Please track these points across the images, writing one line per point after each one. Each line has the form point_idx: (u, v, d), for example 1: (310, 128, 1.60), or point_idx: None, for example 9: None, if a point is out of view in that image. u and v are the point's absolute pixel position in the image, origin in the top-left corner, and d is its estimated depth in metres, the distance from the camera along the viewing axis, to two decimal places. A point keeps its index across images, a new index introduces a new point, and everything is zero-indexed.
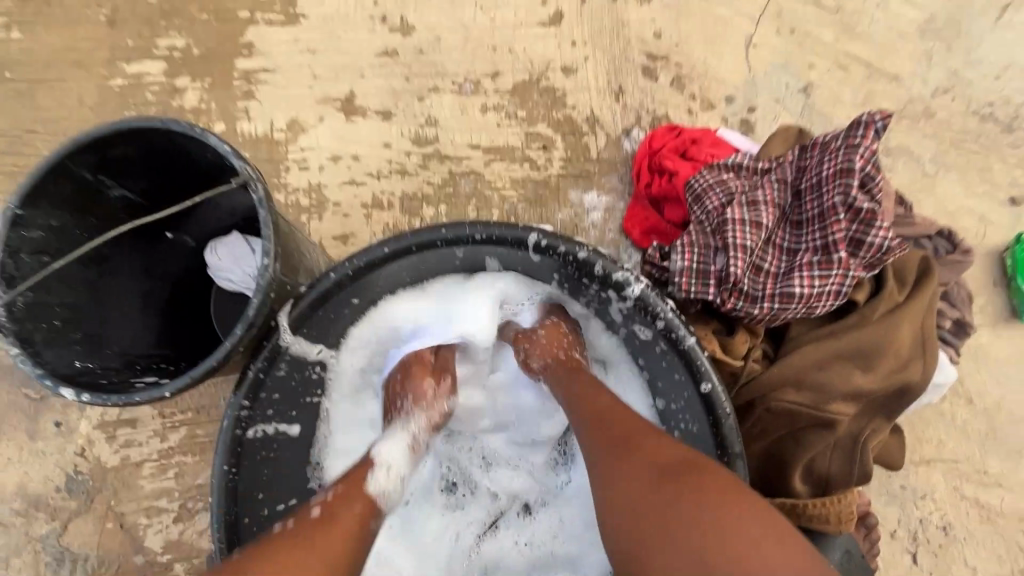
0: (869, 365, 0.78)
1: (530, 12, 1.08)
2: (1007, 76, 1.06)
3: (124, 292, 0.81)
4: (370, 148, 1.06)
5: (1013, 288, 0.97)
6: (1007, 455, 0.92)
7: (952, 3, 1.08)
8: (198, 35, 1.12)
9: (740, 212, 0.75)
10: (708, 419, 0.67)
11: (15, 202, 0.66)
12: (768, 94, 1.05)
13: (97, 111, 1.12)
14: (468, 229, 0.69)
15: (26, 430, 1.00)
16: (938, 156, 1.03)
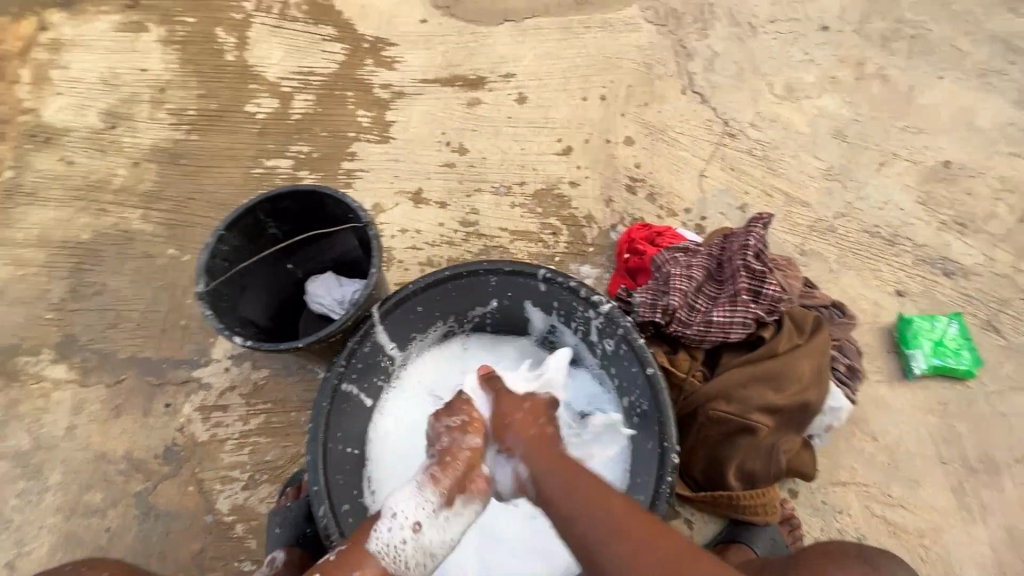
0: (779, 386, 1.08)
1: (549, 146, 1.56)
2: (887, 208, 1.48)
3: (253, 295, 1.18)
4: (429, 226, 1.49)
5: (900, 354, 1.29)
6: (906, 483, 1.17)
7: (843, 159, 1.55)
8: (320, 145, 1.58)
9: (681, 271, 1.14)
10: (653, 396, 0.96)
11: (221, 227, 1.08)
12: (714, 209, 1.49)
13: (240, 189, 1.55)
14: (500, 264, 1.06)
15: (141, 408, 1.30)
16: (840, 258, 1.42)
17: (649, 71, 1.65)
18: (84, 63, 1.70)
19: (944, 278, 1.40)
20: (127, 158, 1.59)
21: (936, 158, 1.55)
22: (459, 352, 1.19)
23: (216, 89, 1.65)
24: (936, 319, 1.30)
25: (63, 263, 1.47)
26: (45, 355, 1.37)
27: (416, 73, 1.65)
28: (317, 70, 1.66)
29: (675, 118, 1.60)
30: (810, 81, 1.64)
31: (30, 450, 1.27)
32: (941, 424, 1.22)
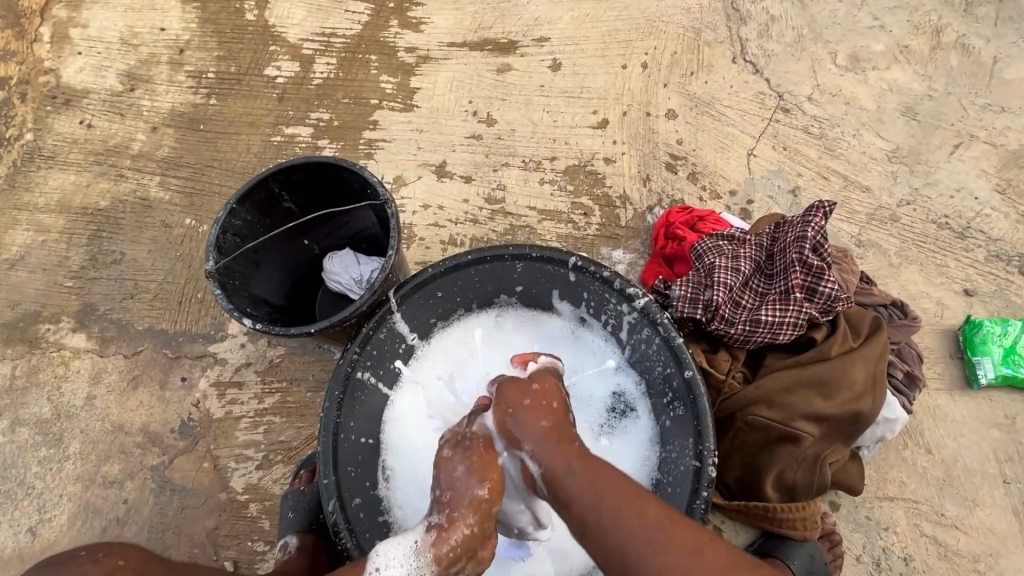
0: (829, 393, 0.99)
1: (584, 118, 1.45)
2: (959, 197, 1.33)
3: (267, 272, 1.13)
4: (453, 202, 1.40)
5: (965, 360, 1.17)
6: (962, 502, 1.08)
7: (912, 140, 1.39)
8: (340, 113, 1.50)
9: (725, 263, 1.04)
10: (690, 401, 0.88)
11: (233, 200, 1.02)
12: (762, 192, 1.36)
13: (258, 157, 1.48)
14: (527, 249, 0.98)
15: (158, 381, 1.28)
16: (902, 251, 1.28)
17: (697, 37, 1.50)
18: (103, 21, 1.64)
19: (1020, 278, 1.26)
20: (145, 122, 1.54)
21: (1020, 141, 1.38)
22: (487, 332, 1.09)
23: (235, 50, 1.58)
24: (1009, 324, 1.17)
25: (82, 229, 1.45)
26: (65, 323, 1.36)
27: (443, 36, 1.54)
28: (339, 30, 1.56)
29: (724, 90, 1.45)
30: (880, 50, 1.47)
31: (50, 418, 1.27)
32: (1006, 440, 1.11)
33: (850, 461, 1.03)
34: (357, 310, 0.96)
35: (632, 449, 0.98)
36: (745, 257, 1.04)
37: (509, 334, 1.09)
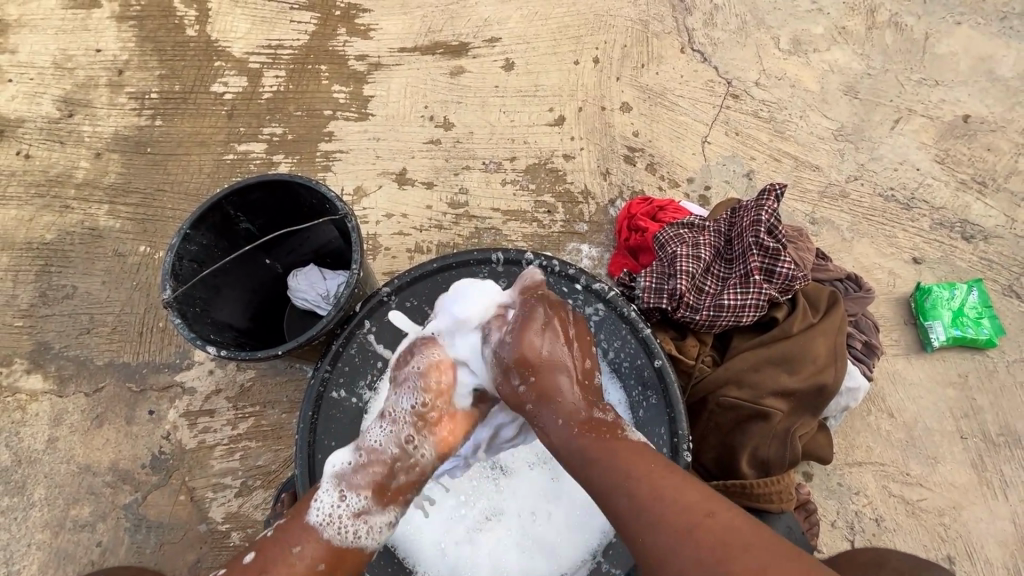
0: (794, 368, 1.02)
1: (541, 116, 1.46)
2: (902, 169, 1.39)
3: (230, 295, 1.10)
4: (416, 209, 1.39)
5: (918, 325, 1.23)
6: (925, 460, 1.14)
7: (856, 118, 1.45)
8: (294, 126, 1.46)
9: (687, 251, 1.07)
10: (660, 385, 0.93)
11: (187, 225, 1.00)
12: (719, 178, 1.40)
13: (212, 177, 1.44)
14: (492, 253, 1.00)
15: (124, 417, 1.24)
16: (854, 226, 1.34)
17: (645, 29, 1.52)
18: (33, 45, 1.56)
19: (963, 243, 1.32)
20: (87, 149, 1.48)
21: (954, 113, 1.45)
22: None
23: (179, 68, 1.53)
24: (956, 287, 1.23)
25: (29, 266, 1.38)
26: (19, 365, 1.30)
27: (393, 42, 1.52)
28: (286, 42, 1.53)
29: (675, 80, 1.48)
30: (819, 32, 1.52)
31: (11, 466, 1.22)
32: (961, 398, 1.18)
33: (819, 432, 1.07)
34: (323, 329, 0.94)
35: None
36: (705, 243, 1.08)
37: None
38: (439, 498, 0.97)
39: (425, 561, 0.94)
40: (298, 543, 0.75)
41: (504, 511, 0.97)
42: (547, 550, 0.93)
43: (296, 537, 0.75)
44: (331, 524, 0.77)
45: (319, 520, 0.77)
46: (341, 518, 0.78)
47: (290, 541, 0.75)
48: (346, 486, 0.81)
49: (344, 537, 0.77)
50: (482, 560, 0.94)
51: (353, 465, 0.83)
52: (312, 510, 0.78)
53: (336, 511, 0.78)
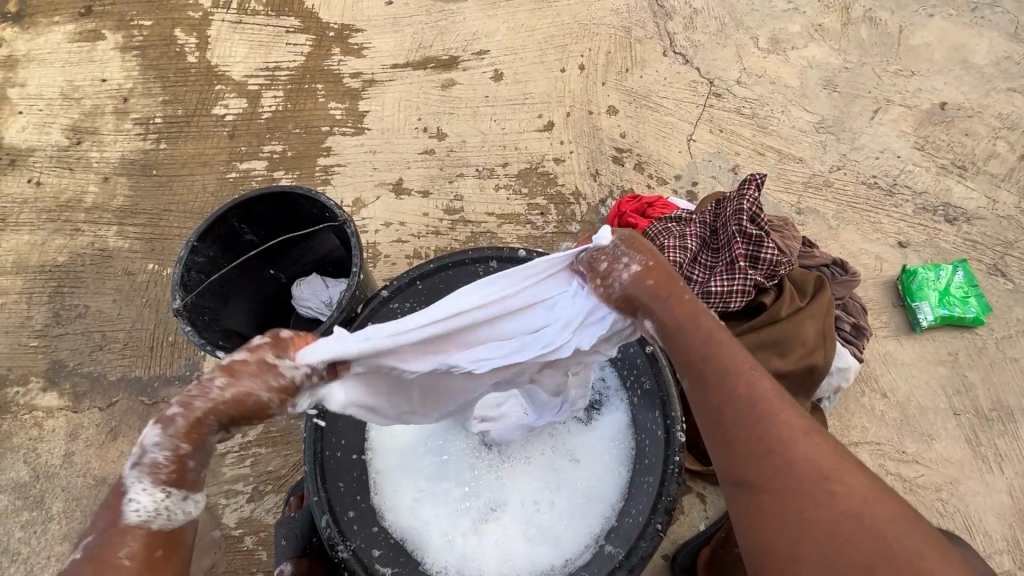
0: (783, 352, 1.05)
1: (530, 122, 1.51)
2: (883, 158, 1.43)
3: (236, 305, 1.15)
4: (414, 216, 1.44)
5: (906, 307, 1.26)
6: (920, 438, 1.16)
7: (836, 110, 1.49)
8: (293, 143, 1.52)
9: (674, 243, 1.11)
10: (653, 371, 1.00)
11: (194, 238, 1.04)
12: (705, 173, 1.44)
13: (216, 195, 1.49)
14: (487, 254, 1.04)
15: (137, 429, 1.28)
16: (839, 214, 1.37)
17: (628, 35, 1.58)
18: (42, 78, 1.63)
19: (947, 225, 1.36)
20: (96, 174, 1.53)
21: (931, 101, 1.49)
22: None
23: (181, 93, 1.59)
24: (941, 268, 1.27)
25: (42, 288, 1.43)
26: (35, 383, 1.34)
27: (386, 59, 1.58)
28: (283, 64, 1.59)
29: (658, 83, 1.53)
30: (796, 30, 1.57)
31: (29, 481, 1.25)
32: (952, 375, 1.20)
33: (813, 413, 1.10)
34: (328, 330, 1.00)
35: (609, 430, 1.01)
36: (691, 234, 1.12)
37: None
38: (444, 494, 0.99)
39: (433, 553, 0.95)
40: (117, 553, 0.53)
41: (507, 503, 0.98)
42: (552, 537, 0.95)
43: (107, 545, 0.54)
44: (159, 518, 0.55)
45: (137, 519, 0.54)
46: (165, 506, 0.55)
47: (111, 552, 0.53)
48: (168, 478, 0.56)
49: (176, 521, 0.56)
50: (488, 553, 0.95)
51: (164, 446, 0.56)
52: (132, 509, 0.54)
53: (161, 501, 0.55)
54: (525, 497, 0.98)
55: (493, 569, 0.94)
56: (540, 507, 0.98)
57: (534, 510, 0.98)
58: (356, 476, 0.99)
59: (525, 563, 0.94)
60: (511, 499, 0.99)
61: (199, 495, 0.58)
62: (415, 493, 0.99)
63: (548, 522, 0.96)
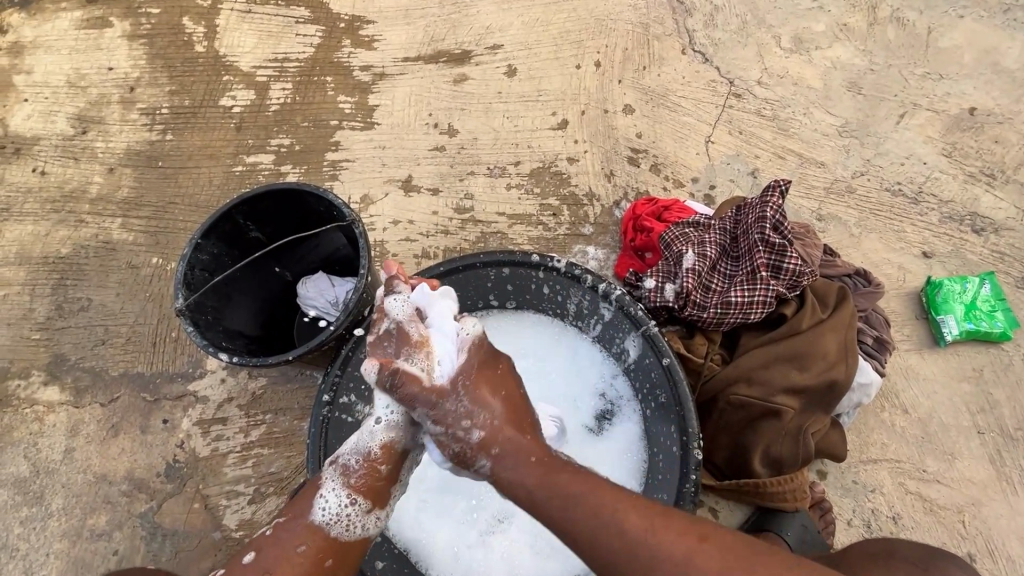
0: (803, 365, 1.01)
1: (544, 120, 1.47)
2: (909, 164, 1.38)
3: (240, 303, 1.12)
4: (423, 215, 1.41)
5: (930, 320, 1.22)
6: (941, 456, 1.12)
7: (861, 113, 1.44)
8: (301, 136, 1.49)
9: (692, 250, 1.08)
10: (669, 382, 0.92)
11: (198, 235, 1.01)
12: (723, 177, 1.40)
13: (221, 189, 1.46)
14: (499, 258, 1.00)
15: (139, 426, 1.26)
16: (862, 222, 1.33)
17: (646, 32, 1.53)
18: (47, 65, 1.60)
19: (974, 236, 1.31)
20: (101, 164, 1.51)
21: (960, 106, 1.44)
22: None
23: (188, 83, 1.56)
24: (967, 281, 1.22)
25: (44, 280, 1.41)
26: (36, 377, 1.32)
27: (397, 52, 1.54)
28: (292, 55, 1.56)
29: (677, 82, 1.49)
30: (821, 30, 1.52)
31: (29, 476, 1.24)
32: (976, 392, 1.17)
33: (832, 429, 1.07)
34: (333, 333, 0.96)
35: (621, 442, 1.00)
36: (710, 242, 1.09)
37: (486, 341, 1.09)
38: (450, 506, 0.98)
39: (439, 564, 0.94)
40: (305, 542, 0.78)
41: (515, 515, 0.97)
42: (560, 551, 0.93)
43: (295, 538, 0.78)
44: (338, 523, 0.80)
45: (324, 519, 0.79)
46: (348, 517, 0.80)
47: (293, 543, 0.77)
48: (354, 488, 0.81)
49: (352, 531, 0.80)
50: (495, 564, 0.94)
51: (358, 457, 0.83)
52: (321, 502, 0.80)
53: (344, 511, 0.80)
54: (532, 509, 0.97)
55: None
56: None
57: (542, 521, 0.96)
58: None
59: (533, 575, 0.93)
60: (518, 510, 0.98)
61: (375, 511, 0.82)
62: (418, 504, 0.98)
63: (555, 536, 0.95)
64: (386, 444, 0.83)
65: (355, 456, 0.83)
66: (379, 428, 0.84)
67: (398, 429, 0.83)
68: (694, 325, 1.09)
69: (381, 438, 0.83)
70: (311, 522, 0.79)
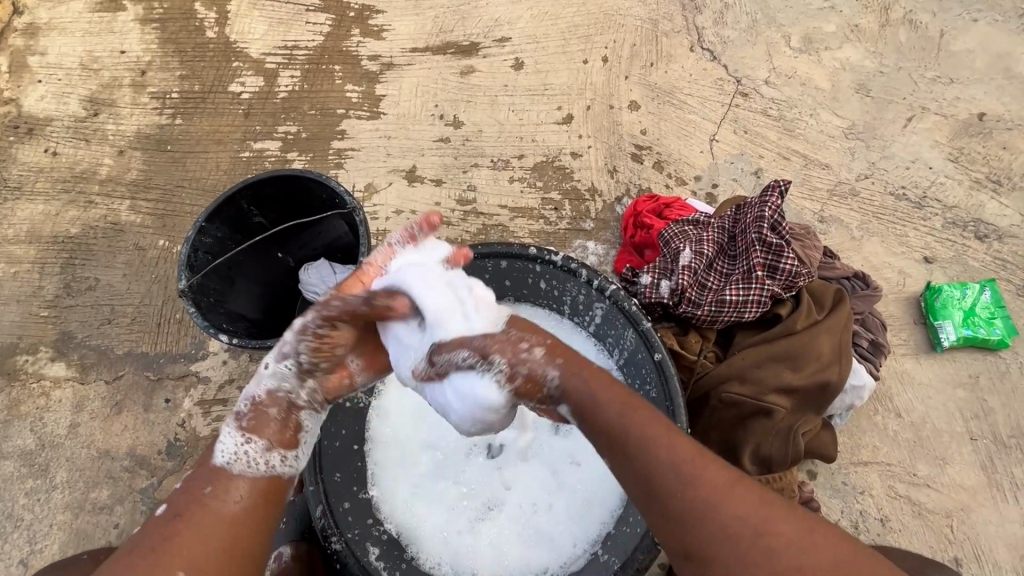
0: (795, 365, 1.02)
1: (549, 114, 1.47)
2: (915, 168, 1.38)
3: (242, 287, 1.14)
4: (425, 205, 1.42)
5: (927, 325, 1.22)
6: (932, 461, 1.13)
7: (868, 116, 1.44)
8: (308, 124, 1.50)
9: (690, 248, 1.09)
10: (659, 376, 0.93)
11: (202, 218, 1.04)
12: (726, 176, 1.40)
13: (228, 174, 1.48)
14: (496, 250, 1.01)
15: (142, 404, 1.29)
16: (864, 224, 1.32)
17: (655, 28, 1.53)
18: (61, 47, 1.62)
19: (977, 242, 1.31)
20: (112, 146, 1.53)
21: (969, 111, 1.42)
22: None
23: (198, 68, 1.58)
24: (967, 287, 1.22)
25: (54, 258, 1.43)
26: (44, 353, 1.35)
27: (405, 42, 1.55)
28: (301, 43, 1.57)
29: (684, 79, 1.48)
30: (832, 30, 1.51)
31: (35, 449, 1.27)
32: (971, 398, 1.17)
33: (824, 430, 1.07)
34: None
35: None
36: (708, 239, 1.10)
37: None
38: (441, 491, 1.00)
39: (428, 548, 0.96)
40: (211, 486, 0.70)
41: (504, 502, 0.99)
42: (547, 540, 0.95)
43: (204, 480, 0.71)
44: (239, 461, 0.72)
45: (225, 459, 0.72)
46: (249, 452, 0.73)
47: (203, 484, 0.70)
48: (248, 428, 0.75)
49: (257, 470, 0.73)
50: (482, 551, 0.96)
51: (251, 402, 0.77)
52: (220, 450, 0.73)
53: (242, 450, 0.73)
54: (522, 498, 0.99)
55: (487, 566, 0.95)
56: (537, 507, 0.98)
57: (530, 509, 0.98)
58: (350, 470, 0.95)
59: (520, 562, 0.95)
60: (508, 498, 0.99)
61: (288, 451, 0.76)
62: (411, 489, 1.00)
63: (544, 524, 0.97)
64: (278, 392, 0.78)
65: (253, 392, 0.78)
66: (264, 375, 0.78)
67: (286, 374, 0.78)
68: (688, 322, 1.10)
69: (267, 385, 0.78)
70: (218, 463, 0.72)
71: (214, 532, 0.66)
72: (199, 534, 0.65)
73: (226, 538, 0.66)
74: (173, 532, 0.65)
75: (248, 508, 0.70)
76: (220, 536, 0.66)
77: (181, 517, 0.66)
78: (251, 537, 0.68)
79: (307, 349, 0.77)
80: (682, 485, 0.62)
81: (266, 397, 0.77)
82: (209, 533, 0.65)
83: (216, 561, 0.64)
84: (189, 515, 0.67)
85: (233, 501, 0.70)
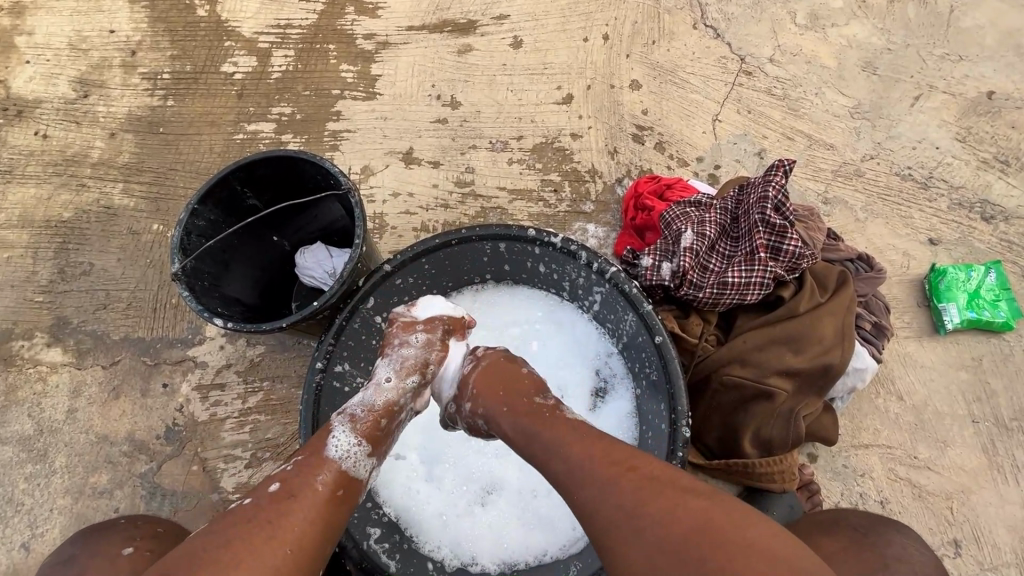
0: (798, 348, 1.01)
1: (548, 94, 1.44)
2: (921, 148, 1.35)
3: (237, 270, 1.12)
4: (423, 188, 1.40)
5: (931, 307, 1.20)
6: (933, 443, 1.12)
7: (874, 95, 1.40)
8: (302, 105, 1.47)
9: (692, 229, 1.07)
10: (660, 359, 0.91)
11: (194, 201, 1.02)
12: (729, 157, 1.37)
13: (222, 157, 1.46)
14: (493, 231, 0.99)
15: (139, 389, 1.28)
16: (869, 206, 1.30)
17: (657, 5, 1.48)
18: (48, 26, 1.58)
19: (983, 223, 1.29)
20: (103, 129, 1.50)
21: (978, 89, 1.39)
22: (473, 306, 1.12)
23: (189, 48, 1.54)
24: (973, 269, 1.20)
25: (47, 243, 1.42)
26: (40, 338, 1.34)
27: (401, 20, 1.51)
28: (294, 21, 1.53)
29: (687, 57, 1.45)
30: (838, 6, 1.47)
31: (34, 435, 1.27)
32: (973, 380, 1.16)
33: (825, 413, 1.06)
34: (326, 303, 0.96)
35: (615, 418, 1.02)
36: (710, 221, 1.08)
37: (487, 314, 1.11)
38: (444, 476, 1.00)
39: (428, 532, 0.96)
40: (325, 477, 0.73)
41: (504, 489, 0.99)
42: (547, 526, 0.95)
43: (315, 468, 0.73)
44: (350, 459, 0.75)
45: (338, 454, 0.75)
46: (360, 454, 0.77)
47: (315, 473, 0.72)
48: (361, 433, 0.79)
49: (359, 472, 0.76)
50: (481, 536, 0.95)
51: (367, 408, 0.83)
52: (334, 443, 0.76)
53: (354, 451, 0.76)
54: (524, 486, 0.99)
55: (486, 552, 0.94)
56: (539, 494, 0.98)
57: (532, 497, 0.98)
58: None
59: (520, 546, 0.94)
60: (508, 485, 0.99)
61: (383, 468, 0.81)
62: (410, 474, 0.99)
63: (544, 509, 0.97)
64: (392, 404, 0.85)
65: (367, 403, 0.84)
66: (383, 387, 0.86)
67: (402, 390, 0.87)
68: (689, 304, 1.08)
69: (386, 396, 0.85)
70: (332, 457, 0.75)
71: (320, 525, 0.68)
72: (308, 522, 0.67)
73: (328, 526, 0.69)
74: (290, 514, 0.67)
75: (344, 507, 0.72)
76: (325, 529, 0.68)
77: (295, 502, 0.68)
78: (339, 531, 0.70)
79: (435, 354, 0.91)
80: (578, 477, 0.67)
81: (382, 405, 0.84)
82: (316, 524, 0.67)
83: (318, 544, 0.67)
84: (301, 502, 0.68)
85: (337, 497, 0.72)
